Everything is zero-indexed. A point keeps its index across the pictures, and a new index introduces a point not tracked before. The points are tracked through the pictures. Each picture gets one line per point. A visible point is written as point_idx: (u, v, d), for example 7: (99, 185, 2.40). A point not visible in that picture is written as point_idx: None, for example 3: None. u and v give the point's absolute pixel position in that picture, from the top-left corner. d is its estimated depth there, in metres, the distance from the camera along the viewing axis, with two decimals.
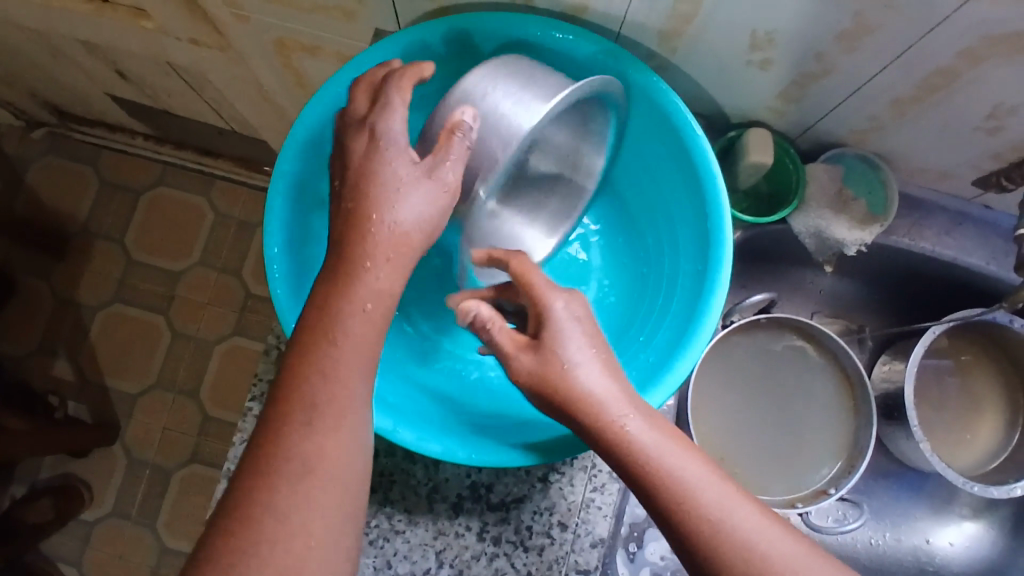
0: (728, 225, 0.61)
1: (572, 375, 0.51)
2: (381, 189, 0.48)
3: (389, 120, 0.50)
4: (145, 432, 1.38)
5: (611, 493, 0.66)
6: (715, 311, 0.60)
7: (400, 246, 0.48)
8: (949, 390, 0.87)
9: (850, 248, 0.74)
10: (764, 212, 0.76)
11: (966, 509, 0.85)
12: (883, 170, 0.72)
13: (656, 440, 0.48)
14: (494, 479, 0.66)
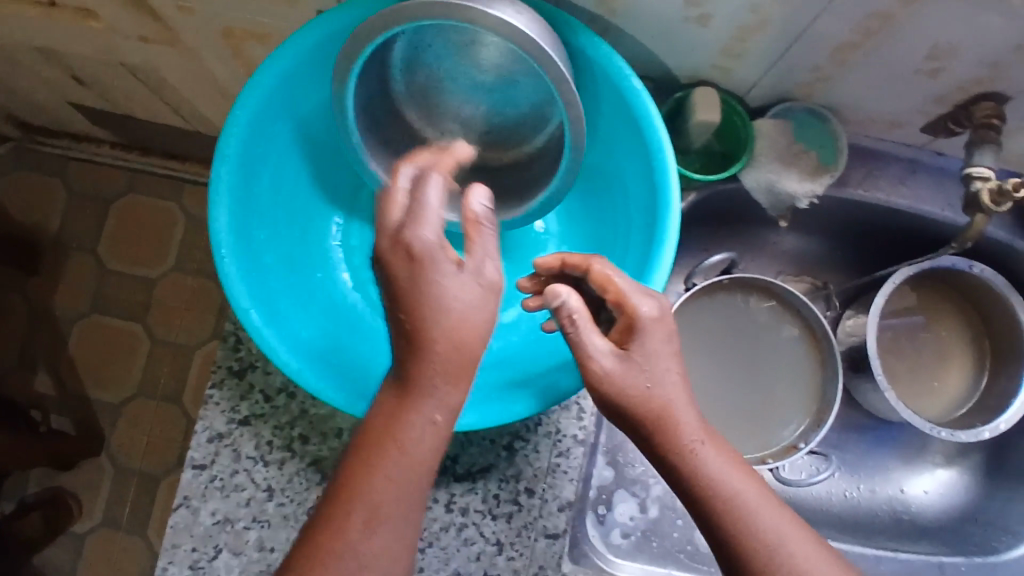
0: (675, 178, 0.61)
1: (658, 396, 0.50)
2: (431, 294, 0.46)
3: (422, 229, 0.47)
4: (126, 441, 1.38)
5: (576, 457, 0.67)
6: (664, 262, 0.60)
7: (478, 342, 0.46)
8: (914, 339, 0.87)
9: (803, 201, 0.74)
10: (711, 170, 0.76)
11: (939, 457, 0.86)
12: (832, 122, 0.73)
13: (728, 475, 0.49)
14: (460, 450, 0.67)
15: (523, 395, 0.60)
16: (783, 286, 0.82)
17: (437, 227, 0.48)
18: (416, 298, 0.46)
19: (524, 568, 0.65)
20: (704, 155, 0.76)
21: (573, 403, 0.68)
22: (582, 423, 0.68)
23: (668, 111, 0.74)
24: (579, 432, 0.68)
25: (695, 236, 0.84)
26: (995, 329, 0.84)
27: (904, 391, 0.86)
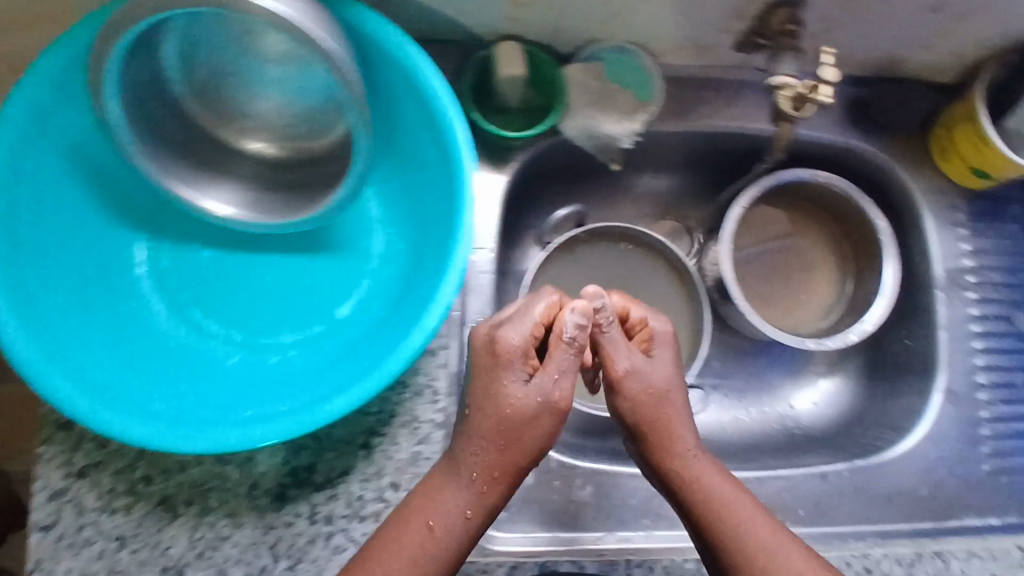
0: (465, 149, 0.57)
1: (667, 408, 0.59)
2: (485, 395, 0.54)
3: (512, 334, 0.54)
4: (14, 551, 1.02)
5: (436, 442, 0.66)
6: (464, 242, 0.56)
7: (507, 425, 0.54)
8: (776, 256, 0.87)
9: (624, 141, 0.71)
10: (526, 125, 0.73)
11: (822, 366, 0.86)
12: (642, 57, 0.70)
13: (709, 480, 0.59)
14: (314, 459, 0.65)
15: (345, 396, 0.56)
16: (640, 229, 0.83)
17: (521, 333, 0.54)
18: (477, 398, 0.55)
19: None
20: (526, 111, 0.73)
21: (424, 387, 0.66)
22: (438, 405, 0.66)
23: (475, 72, 0.70)
24: (436, 415, 0.66)
25: (541, 192, 0.82)
26: (850, 232, 0.84)
27: (775, 309, 0.86)
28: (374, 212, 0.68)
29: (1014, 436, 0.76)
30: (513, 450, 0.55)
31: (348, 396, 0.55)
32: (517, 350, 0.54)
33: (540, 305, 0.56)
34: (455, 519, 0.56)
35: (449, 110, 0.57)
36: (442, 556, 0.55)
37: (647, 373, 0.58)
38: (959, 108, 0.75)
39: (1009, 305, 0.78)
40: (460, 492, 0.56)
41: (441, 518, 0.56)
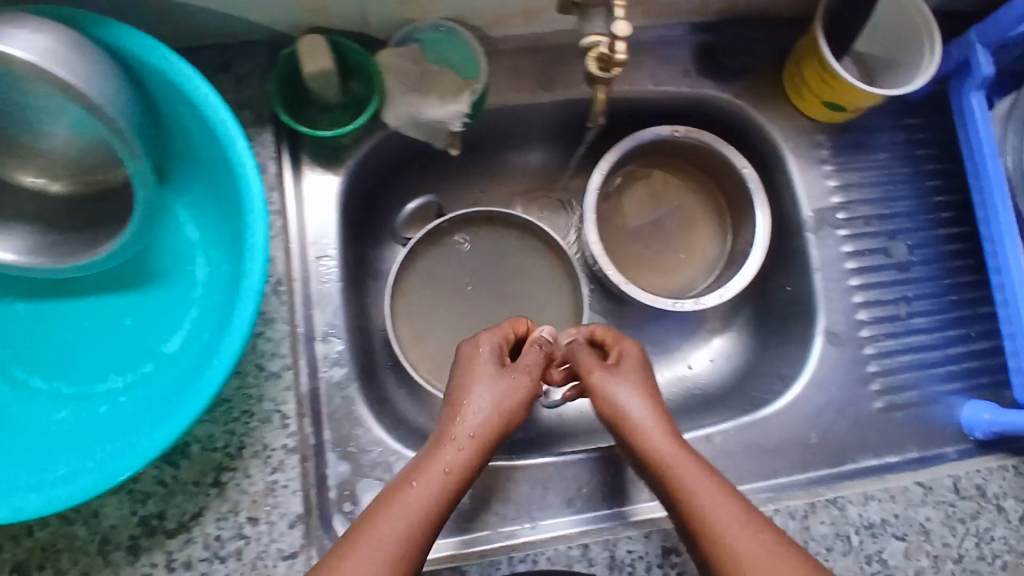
0: (244, 153, 0.53)
1: (643, 404, 0.59)
2: (468, 376, 0.60)
3: (488, 333, 0.63)
4: None
5: (291, 467, 0.63)
6: (257, 250, 0.53)
7: (486, 420, 0.58)
8: (650, 219, 0.84)
9: (454, 124, 0.68)
10: (347, 119, 0.69)
11: (713, 325, 0.83)
12: (463, 33, 0.66)
13: (696, 475, 0.55)
14: (164, 505, 0.62)
15: (156, 436, 0.53)
16: (509, 214, 0.80)
17: (485, 347, 0.62)
18: (461, 380, 0.61)
19: None
20: (352, 104, 0.69)
21: (272, 414, 0.63)
22: (289, 430, 0.63)
23: (283, 71, 0.66)
24: (288, 440, 0.63)
25: (391, 184, 0.79)
26: (721, 183, 0.82)
27: (655, 273, 0.83)
28: (192, 236, 0.64)
29: (903, 370, 0.74)
30: (496, 390, 0.59)
31: (160, 438, 0.52)
32: (484, 346, 0.62)
33: (495, 331, 0.64)
34: (433, 477, 0.55)
35: (223, 117, 0.53)
36: (415, 514, 0.52)
37: (629, 389, 0.60)
38: (804, 43, 0.71)
39: (884, 237, 0.76)
40: (444, 448, 0.56)
41: (424, 477, 0.55)
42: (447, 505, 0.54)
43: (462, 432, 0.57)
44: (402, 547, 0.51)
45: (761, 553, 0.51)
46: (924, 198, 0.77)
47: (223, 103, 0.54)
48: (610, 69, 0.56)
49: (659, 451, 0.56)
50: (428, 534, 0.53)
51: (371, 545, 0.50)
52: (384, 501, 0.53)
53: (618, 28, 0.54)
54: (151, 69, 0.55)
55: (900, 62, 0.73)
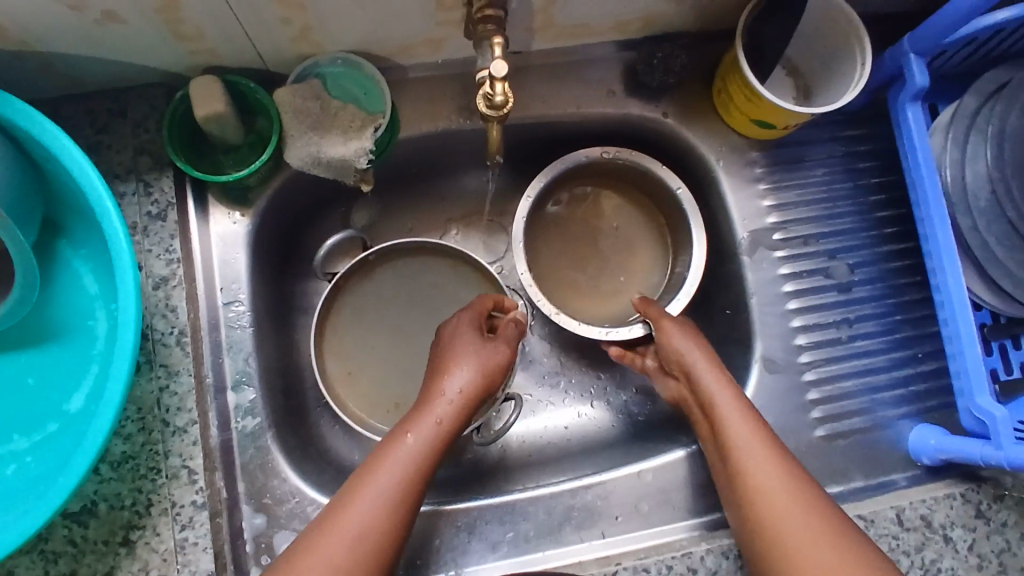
0: (113, 211, 0.54)
1: (719, 366, 0.64)
2: (454, 344, 0.64)
3: (470, 307, 0.68)
4: None
5: (200, 524, 0.61)
6: (129, 306, 0.54)
7: (471, 381, 0.62)
8: (588, 241, 0.81)
9: (359, 162, 0.66)
10: (250, 157, 0.67)
11: None
12: (363, 65, 0.65)
13: (738, 415, 0.60)
14: (75, 565, 0.60)
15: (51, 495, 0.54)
16: (436, 242, 0.77)
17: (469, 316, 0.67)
18: (445, 347, 0.64)
19: None
20: (258, 143, 0.68)
21: (180, 469, 0.61)
22: (197, 486, 0.61)
23: (181, 114, 0.64)
24: (197, 496, 0.61)
25: (308, 215, 0.76)
26: (660, 203, 0.79)
27: (596, 300, 0.80)
28: (91, 289, 0.62)
29: (846, 397, 0.71)
30: (474, 362, 0.62)
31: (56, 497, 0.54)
32: (467, 315, 0.67)
33: (485, 300, 0.69)
34: (426, 427, 0.58)
35: (92, 177, 0.54)
36: (409, 463, 0.56)
37: (691, 342, 0.65)
38: (729, 58, 0.68)
39: (823, 257, 0.72)
40: (439, 402, 0.60)
41: (423, 425, 0.59)
42: (437, 456, 0.58)
43: (453, 388, 0.61)
44: (407, 488, 0.55)
45: (777, 486, 0.55)
46: (865, 214, 0.74)
47: (90, 161, 0.54)
48: (500, 109, 0.53)
49: (711, 394, 0.61)
50: (421, 479, 0.56)
51: (385, 478, 0.55)
52: (387, 449, 0.57)
53: (495, 69, 0.50)
54: (22, 130, 0.55)
55: (834, 74, 0.70)
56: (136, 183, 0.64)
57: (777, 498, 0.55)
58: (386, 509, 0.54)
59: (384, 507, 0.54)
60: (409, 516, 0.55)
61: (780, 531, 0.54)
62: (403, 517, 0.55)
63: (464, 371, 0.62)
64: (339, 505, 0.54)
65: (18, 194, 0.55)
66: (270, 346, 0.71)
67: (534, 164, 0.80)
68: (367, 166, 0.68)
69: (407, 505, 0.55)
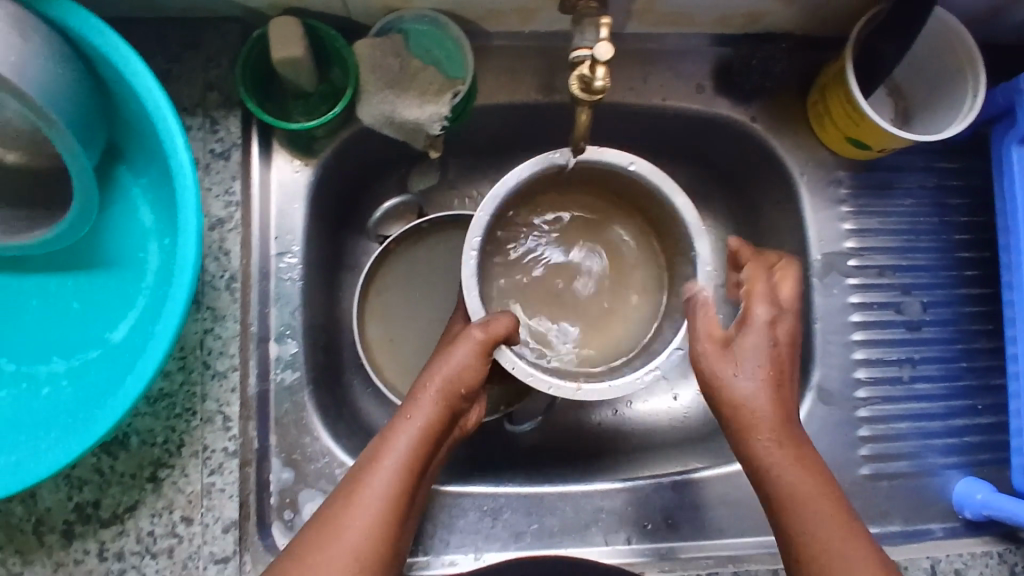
0: (184, 151, 0.52)
1: (758, 382, 0.51)
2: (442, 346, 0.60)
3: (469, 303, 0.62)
4: None
5: (229, 472, 0.60)
6: (189, 248, 0.52)
7: (444, 378, 0.56)
8: (564, 260, 0.68)
9: (433, 127, 0.63)
10: (321, 107, 0.65)
11: None
12: (449, 26, 0.62)
13: (786, 458, 0.51)
14: (100, 493, 0.61)
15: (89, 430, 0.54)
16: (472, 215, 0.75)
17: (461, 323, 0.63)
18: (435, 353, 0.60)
19: None
20: (330, 93, 0.65)
21: (215, 414, 0.60)
22: (230, 433, 0.60)
23: (257, 54, 0.62)
24: (229, 444, 0.60)
25: (370, 176, 0.74)
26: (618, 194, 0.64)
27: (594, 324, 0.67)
28: (146, 220, 0.61)
29: (898, 438, 0.68)
30: (453, 360, 0.57)
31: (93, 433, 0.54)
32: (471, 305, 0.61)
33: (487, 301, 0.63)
34: (402, 428, 0.55)
35: (167, 113, 0.52)
36: (391, 471, 0.53)
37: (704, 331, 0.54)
38: (832, 70, 0.64)
39: (897, 291, 0.69)
40: (422, 398, 0.56)
41: (400, 427, 0.55)
42: (423, 455, 0.55)
43: (439, 381, 0.56)
44: (388, 505, 0.52)
45: (843, 538, 0.49)
46: (947, 252, 0.70)
47: (167, 95, 0.52)
48: (593, 93, 0.50)
49: (752, 410, 0.51)
50: (402, 492, 0.53)
51: (353, 506, 0.52)
52: (370, 461, 0.54)
53: (598, 52, 0.47)
54: (98, 53, 0.52)
55: (942, 100, 0.66)
56: (203, 120, 0.62)
57: (848, 552, 0.48)
58: (379, 526, 0.52)
59: (364, 536, 0.51)
60: (399, 528, 0.53)
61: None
62: (386, 539, 0.52)
63: (437, 371, 0.57)
64: (324, 535, 0.51)
65: (88, 118, 0.54)
66: (316, 302, 0.69)
67: None
68: (439, 133, 0.66)
69: (399, 517, 0.53)
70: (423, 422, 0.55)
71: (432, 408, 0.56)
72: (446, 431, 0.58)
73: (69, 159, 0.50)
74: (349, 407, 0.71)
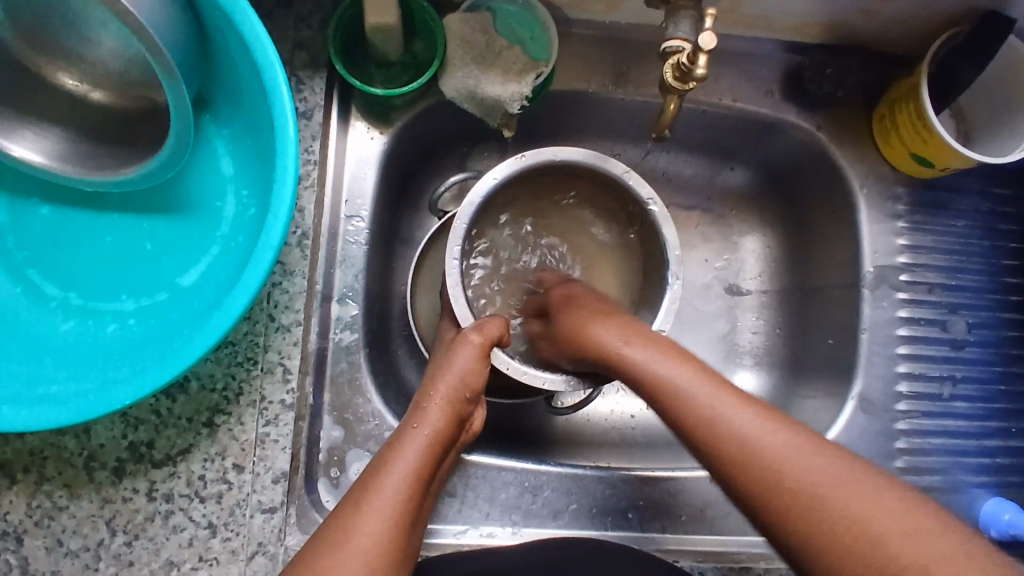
0: (285, 103, 0.53)
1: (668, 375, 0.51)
2: (440, 358, 0.62)
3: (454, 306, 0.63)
4: None
5: (285, 423, 0.61)
6: (282, 198, 0.53)
7: (448, 382, 0.59)
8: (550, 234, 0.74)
9: (512, 106, 0.66)
10: (402, 78, 0.67)
11: (748, 358, 0.77)
12: (537, 9, 0.65)
13: (741, 425, 0.48)
14: (154, 434, 0.61)
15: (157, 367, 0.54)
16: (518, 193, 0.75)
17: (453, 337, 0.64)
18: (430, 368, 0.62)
19: (243, 548, 0.59)
20: (412, 64, 0.67)
21: (276, 365, 0.62)
22: (289, 386, 0.62)
23: (349, 18, 0.64)
24: (287, 397, 0.61)
25: (434, 153, 0.75)
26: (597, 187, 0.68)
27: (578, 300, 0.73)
28: (226, 171, 0.62)
29: (933, 453, 0.69)
30: (456, 365, 0.59)
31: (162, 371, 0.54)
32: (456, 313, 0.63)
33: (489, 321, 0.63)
34: (410, 436, 0.55)
35: (272, 63, 0.53)
36: (410, 472, 0.53)
37: (603, 320, 0.58)
38: (906, 84, 0.66)
39: (944, 309, 0.71)
40: (430, 409, 0.57)
41: (409, 436, 0.55)
42: (434, 463, 0.55)
43: (445, 386, 0.59)
44: (401, 510, 0.51)
45: (805, 456, 0.45)
46: (994, 275, 0.72)
47: (275, 48, 0.53)
48: (685, 82, 0.53)
49: (667, 375, 0.51)
50: (412, 497, 0.53)
51: (363, 510, 0.51)
52: (382, 465, 0.54)
53: (703, 41, 0.48)
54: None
55: (1005, 125, 0.67)
56: (290, 78, 0.63)
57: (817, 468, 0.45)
58: (396, 525, 0.51)
59: (374, 540, 0.50)
60: (409, 533, 0.52)
61: (854, 517, 0.42)
62: (396, 545, 0.50)
63: (445, 378, 0.59)
64: (328, 542, 0.49)
65: (186, 61, 0.55)
66: (374, 269, 0.71)
67: (668, 148, 0.78)
68: (514, 113, 0.69)
69: (409, 525, 0.52)
70: (428, 426, 0.56)
71: (431, 410, 0.57)
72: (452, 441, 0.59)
73: (171, 97, 0.51)
74: (395, 375, 0.72)
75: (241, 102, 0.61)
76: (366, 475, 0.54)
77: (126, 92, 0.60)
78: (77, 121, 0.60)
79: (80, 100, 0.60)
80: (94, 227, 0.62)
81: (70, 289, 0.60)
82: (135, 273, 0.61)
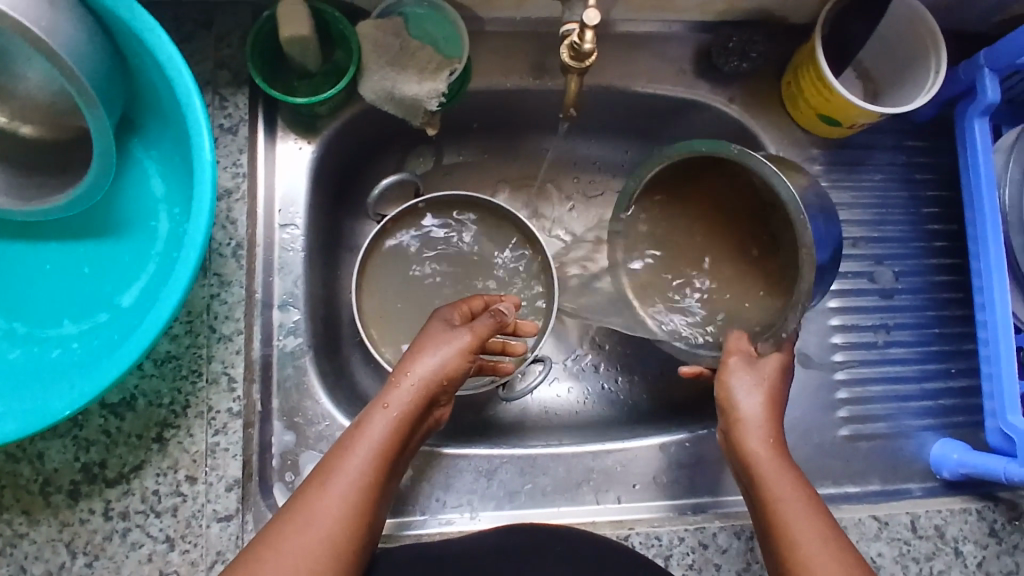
0: (197, 117, 0.55)
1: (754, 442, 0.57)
2: (424, 340, 0.60)
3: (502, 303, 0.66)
4: None
5: (233, 431, 0.62)
6: (203, 208, 0.55)
7: (428, 380, 0.58)
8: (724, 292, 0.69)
9: (430, 103, 0.69)
10: (322, 87, 0.70)
11: None
12: (445, 9, 0.68)
13: (791, 503, 0.54)
14: (106, 454, 0.61)
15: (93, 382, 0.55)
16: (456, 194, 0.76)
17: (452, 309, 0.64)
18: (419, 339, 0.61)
19: (202, 558, 0.60)
20: (333, 73, 0.70)
21: (220, 375, 0.63)
22: (235, 394, 0.63)
23: (265, 34, 0.67)
24: (234, 405, 0.63)
25: (369, 155, 0.77)
26: (774, 269, 0.65)
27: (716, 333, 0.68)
28: (158, 191, 0.64)
29: (876, 400, 0.71)
30: (444, 347, 0.59)
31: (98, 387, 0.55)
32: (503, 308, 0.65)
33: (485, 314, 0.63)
34: (378, 413, 0.56)
35: (184, 76, 0.55)
36: (375, 445, 0.55)
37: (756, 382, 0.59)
38: (805, 49, 0.69)
39: (869, 260, 0.73)
40: (400, 388, 0.58)
41: (378, 414, 0.56)
42: (399, 441, 0.56)
43: (422, 372, 0.58)
44: (364, 484, 0.53)
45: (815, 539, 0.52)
46: (918, 224, 0.75)
47: (185, 66, 0.55)
48: (582, 61, 0.55)
49: (743, 430, 0.58)
50: (377, 471, 0.54)
51: (329, 489, 0.52)
52: (350, 443, 0.55)
53: (587, 17, 0.51)
54: (119, 25, 0.56)
55: (905, 80, 0.70)
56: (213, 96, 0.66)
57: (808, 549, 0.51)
58: (358, 498, 0.53)
59: (339, 516, 0.52)
60: (375, 504, 0.54)
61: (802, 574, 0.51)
62: (362, 515, 0.52)
63: (429, 380, 0.58)
64: (298, 510, 0.52)
65: (106, 84, 0.57)
66: (318, 274, 0.73)
67: (594, 133, 0.80)
68: (434, 110, 0.71)
69: (374, 499, 0.54)
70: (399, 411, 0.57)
71: (408, 393, 0.58)
72: (422, 417, 0.60)
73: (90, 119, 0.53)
74: (348, 376, 0.74)
75: (167, 122, 0.63)
76: (335, 451, 0.55)
77: (56, 121, 0.62)
78: (9, 154, 0.62)
79: (10, 134, 0.62)
80: (34, 254, 0.63)
81: (12, 318, 0.62)
82: (77, 300, 0.62)
